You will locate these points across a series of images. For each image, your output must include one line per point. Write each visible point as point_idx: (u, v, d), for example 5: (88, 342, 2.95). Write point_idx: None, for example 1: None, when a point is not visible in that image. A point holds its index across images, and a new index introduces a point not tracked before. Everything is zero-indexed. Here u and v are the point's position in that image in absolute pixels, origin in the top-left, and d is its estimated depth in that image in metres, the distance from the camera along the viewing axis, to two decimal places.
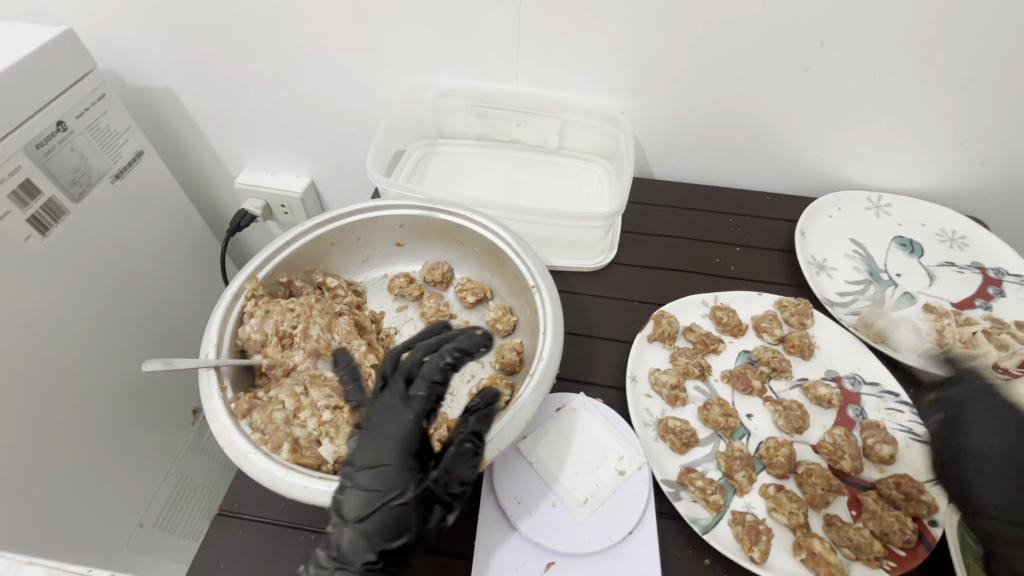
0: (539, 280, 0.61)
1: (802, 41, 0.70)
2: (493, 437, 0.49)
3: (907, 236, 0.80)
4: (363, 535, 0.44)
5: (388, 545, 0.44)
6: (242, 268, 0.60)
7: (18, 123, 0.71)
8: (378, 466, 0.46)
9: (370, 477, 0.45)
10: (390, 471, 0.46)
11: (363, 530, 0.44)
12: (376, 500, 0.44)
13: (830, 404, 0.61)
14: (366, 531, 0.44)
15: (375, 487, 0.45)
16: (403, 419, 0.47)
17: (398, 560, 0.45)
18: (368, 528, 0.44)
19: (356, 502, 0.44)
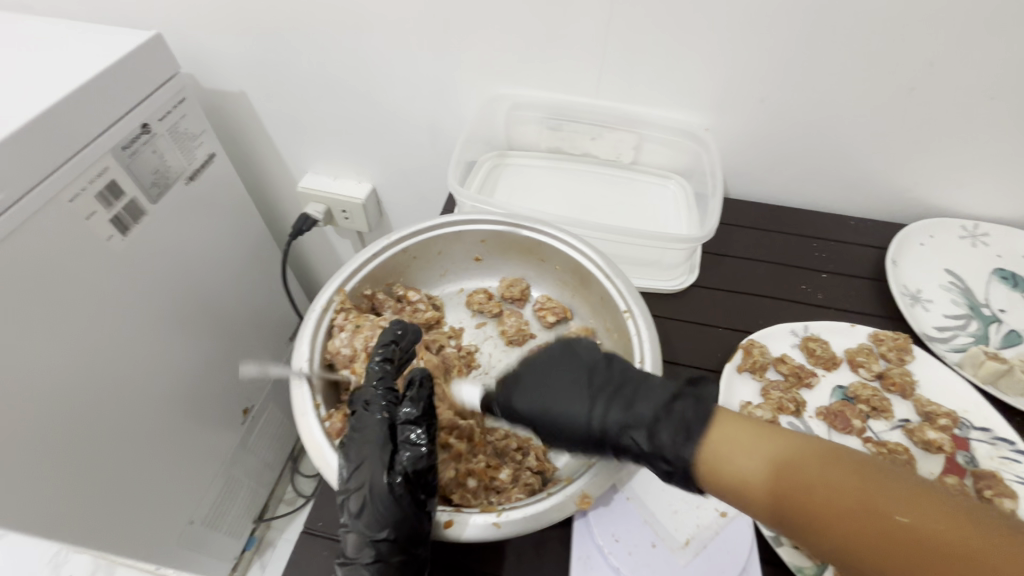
0: (631, 304, 0.59)
1: (909, 60, 0.66)
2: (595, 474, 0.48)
3: (1009, 269, 0.75)
4: (359, 529, 0.45)
5: (382, 535, 0.44)
6: (330, 280, 0.60)
7: (108, 125, 0.71)
8: (362, 466, 0.46)
9: (359, 478, 0.46)
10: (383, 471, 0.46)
11: (362, 527, 0.45)
12: (371, 500, 0.45)
13: (941, 449, 0.57)
14: (363, 528, 0.45)
15: (364, 485, 0.45)
16: (371, 419, 0.49)
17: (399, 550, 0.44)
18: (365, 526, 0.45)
19: (354, 505, 0.45)
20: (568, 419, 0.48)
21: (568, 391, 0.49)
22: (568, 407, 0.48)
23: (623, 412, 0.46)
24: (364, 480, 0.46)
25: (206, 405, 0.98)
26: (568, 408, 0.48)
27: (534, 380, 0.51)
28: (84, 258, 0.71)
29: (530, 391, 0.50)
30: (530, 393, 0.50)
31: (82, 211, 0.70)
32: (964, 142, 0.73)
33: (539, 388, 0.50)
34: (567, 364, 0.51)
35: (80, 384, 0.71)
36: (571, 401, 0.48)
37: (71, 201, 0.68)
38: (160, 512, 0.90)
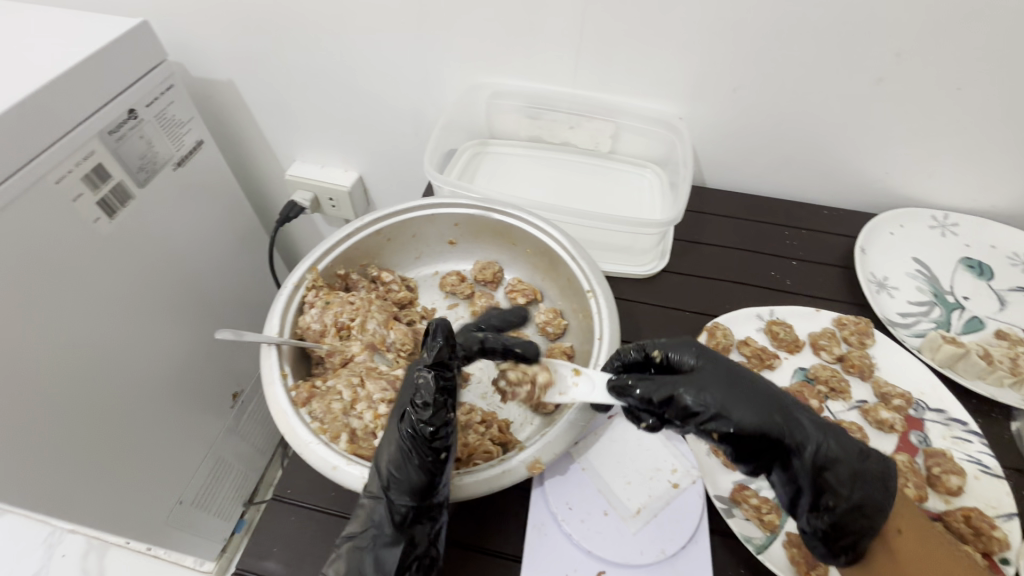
0: (595, 284, 0.61)
1: (875, 51, 0.67)
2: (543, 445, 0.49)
3: (976, 258, 0.76)
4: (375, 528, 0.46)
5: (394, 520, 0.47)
6: (304, 259, 0.62)
7: (93, 110, 0.73)
8: (393, 450, 0.47)
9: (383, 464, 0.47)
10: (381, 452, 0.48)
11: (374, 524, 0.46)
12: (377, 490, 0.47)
13: (893, 429, 0.59)
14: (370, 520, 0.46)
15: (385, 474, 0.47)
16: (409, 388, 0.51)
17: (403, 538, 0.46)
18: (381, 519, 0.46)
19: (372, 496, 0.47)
20: (751, 421, 0.45)
21: (752, 393, 0.47)
22: (756, 412, 0.45)
23: (800, 428, 0.46)
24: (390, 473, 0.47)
25: (194, 387, 1.00)
26: (757, 410, 0.46)
27: (715, 370, 0.48)
28: (71, 240, 0.73)
29: (712, 378, 0.47)
30: (710, 380, 0.47)
31: (69, 192, 0.72)
32: (933, 133, 0.74)
33: (721, 377, 0.47)
34: (714, 373, 0.48)
35: (69, 363, 0.73)
36: (755, 405, 0.46)
37: (58, 183, 0.70)
38: (151, 490, 0.92)
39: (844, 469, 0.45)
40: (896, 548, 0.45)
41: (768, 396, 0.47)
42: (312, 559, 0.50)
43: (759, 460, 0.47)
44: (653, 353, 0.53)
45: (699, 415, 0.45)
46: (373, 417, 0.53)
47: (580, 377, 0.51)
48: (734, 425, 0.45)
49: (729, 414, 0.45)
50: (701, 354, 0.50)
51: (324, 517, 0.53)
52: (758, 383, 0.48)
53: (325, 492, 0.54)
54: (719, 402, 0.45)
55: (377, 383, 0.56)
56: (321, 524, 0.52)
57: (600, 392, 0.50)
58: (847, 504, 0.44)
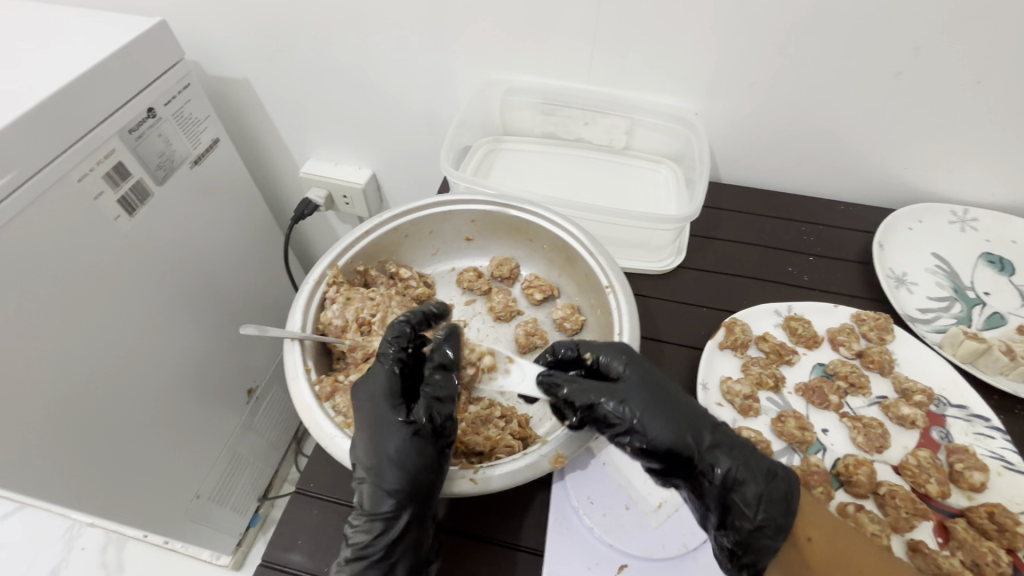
0: (613, 280, 0.61)
1: (894, 45, 0.67)
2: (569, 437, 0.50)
3: (996, 253, 0.75)
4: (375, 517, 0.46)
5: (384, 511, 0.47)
6: (324, 255, 0.63)
7: (113, 109, 0.74)
8: (383, 440, 0.48)
9: (373, 455, 0.47)
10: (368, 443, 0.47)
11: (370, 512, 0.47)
12: (372, 480, 0.47)
13: (914, 424, 0.59)
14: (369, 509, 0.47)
15: (381, 463, 0.47)
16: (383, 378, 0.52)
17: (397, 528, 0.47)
18: (384, 508, 0.47)
19: (368, 486, 0.47)
20: (662, 437, 0.47)
21: (666, 411, 0.48)
22: (666, 428, 0.47)
23: (711, 447, 0.47)
24: (387, 463, 0.47)
25: (210, 383, 1.01)
26: (673, 427, 0.47)
27: (636, 384, 0.49)
28: (92, 238, 0.74)
29: (635, 393, 0.48)
30: (631, 394, 0.48)
31: (90, 190, 0.73)
32: (953, 128, 0.73)
33: (640, 392, 0.49)
34: (635, 385, 0.49)
35: (91, 358, 0.74)
36: (667, 422, 0.47)
37: (80, 181, 0.71)
38: (170, 484, 0.93)
39: (749, 493, 0.45)
40: (802, 525, 0.48)
41: (682, 415, 0.48)
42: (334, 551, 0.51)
43: (669, 473, 0.48)
44: (586, 355, 0.54)
45: (614, 424, 0.48)
46: None
47: (512, 367, 0.56)
48: (644, 437, 0.47)
49: (641, 429, 0.47)
50: (630, 365, 0.51)
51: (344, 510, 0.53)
52: (676, 402, 0.49)
53: (347, 485, 0.55)
54: (631, 415, 0.48)
55: None
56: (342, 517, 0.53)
57: (527, 384, 0.55)
58: (752, 525, 0.45)
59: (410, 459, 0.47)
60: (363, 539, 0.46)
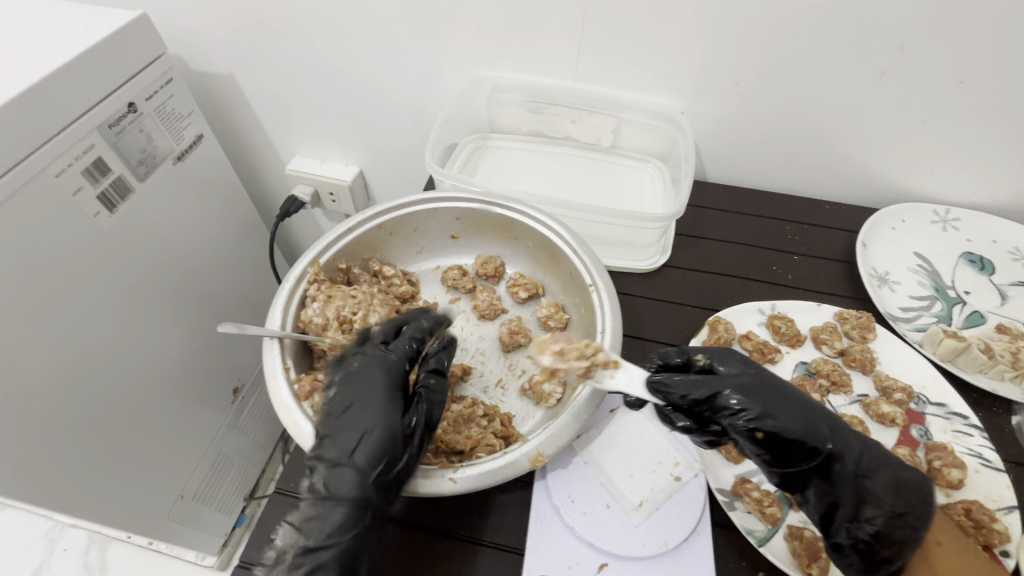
0: (597, 278, 0.61)
1: (877, 45, 0.67)
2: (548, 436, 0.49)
3: (977, 253, 0.76)
4: (324, 514, 0.44)
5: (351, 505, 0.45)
6: (306, 253, 0.62)
7: (92, 103, 0.73)
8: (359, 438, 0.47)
9: (343, 450, 0.46)
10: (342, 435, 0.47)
11: (325, 507, 0.45)
12: (338, 473, 0.46)
13: (894, 422, 0.59)
14: (321, 508, 0.45)
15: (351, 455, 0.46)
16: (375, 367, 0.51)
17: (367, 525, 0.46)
18: (339, 505, 0.45)
19: (329, 479, 0.46)
20: (792, 426, 0.46)
21: (794, 400, 0.47)
22: (795, 417, 0.46)
23: (840, 436, 0.47)
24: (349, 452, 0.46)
25: (194, 382, 1.00)
26: (802, 420, 0.46)
27: (756, 377, 0.49)
28: (70, 235, 0.73)
29: (758, 384, 0.48)
30: (755, 387, 0.48)
31: (68, 187, 0.72)
32: (935, 129, 0.74)
33: (760, 385, 0.48)
34: (752, 380, 0.48)
35: (68, 357, 0.73)
36: (795, 411, 0.47)
37: (58, 176, 0.70)
38: (152, 484, 0.92)
39: (876, 480, 0.47)
40: (934, 555, 0.48)
41: (807, 405, 0.48)
42: None
43: (804, 469, 0.48)
44: (698, 358, 0.53)
45: (738, 417, 0.46)
46: None
47: (619, 370, 0.50)
48: (780, 430, 0.46)
49: (770, 418, 0.46)
50: (744, 363, 0.51)
51: None
52: (796, 392, 0.49)
53: None
54: (760, 406, 0.46)
55: None
56: None
57: (637, 386, 0.49)
58: (890, 513, 0.46)
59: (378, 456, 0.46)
60: (308, 535, 0.44)
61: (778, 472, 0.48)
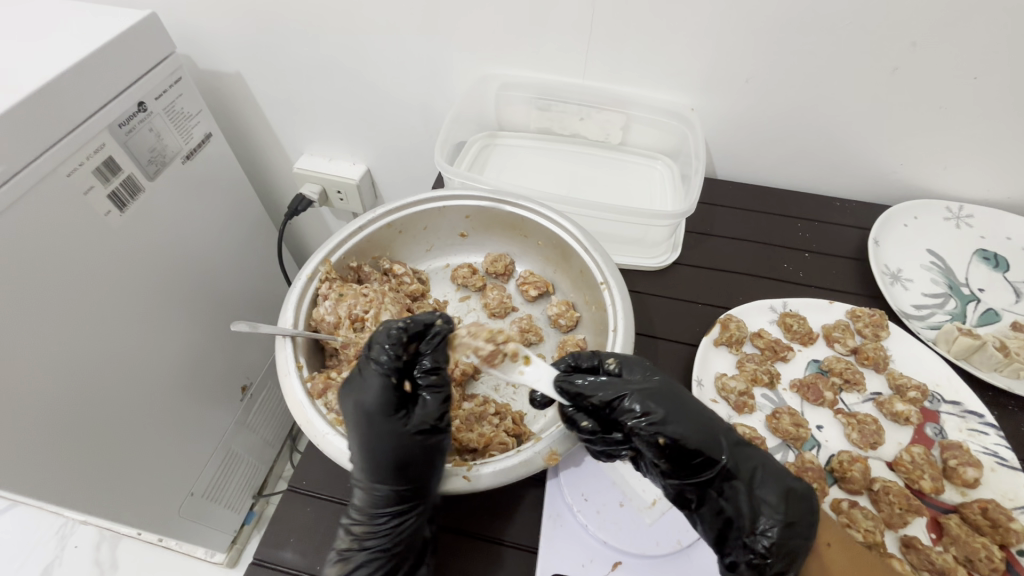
0: (608, 276, 0.60)
1: (891, 41, 0.66)
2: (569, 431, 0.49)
3: (991, 250, 0.75)
4: (363, 523, 0.48)
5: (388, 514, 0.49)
6: (317, 251, 0.62)
7: (103, 102, 0.73)
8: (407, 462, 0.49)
9: (365, 472, 0.48)
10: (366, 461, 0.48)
11: (362, 520, 0.48)
12: (369, 492, 0.49)
13: (908, 421, 0.59)
14: (362, 519, 0.48)
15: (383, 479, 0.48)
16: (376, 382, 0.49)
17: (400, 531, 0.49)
18: (378, 515, 0.48)
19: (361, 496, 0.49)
20: (683, 432, 0.47)
21: (693, 409, 0.48)
22: (690, 425, 0.47)
23: (736, 447, 0.48)
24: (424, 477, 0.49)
25: (204, 380, 1.00)
26: (699, 428, 0.47)
27: (662, 386, 0.49)
28: (83, 234, 0.73)
29: (657, 392, 0.48)
30: (653, 394, 0.48)
31: (80, 185, 0.72)
32: (949, 125, 0.73)
33: (664, 392, 0.48)
34: (658, 386, 0.49)
35: (81, 356, 0.73)
36: (688, 420, 0.47)
37: (69, 176, 0.70)
38: (162, 482, 0.93)
39: (767, 493, 0.46)
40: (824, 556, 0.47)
41: (704, 415, 0.48)
42: (325, 549, 0.51)
43: (686, 477, 0.47)
44: (608, 362, 0.52)
45: (640, 420, 0.47)
46: None
47: (528, 365, 0.51)
48: (667, 438, 0.46)
49: (669, 425, 0.47)
50: (647, 370, 0.51)
51: (337, 507, 0.53)
52: (696, 403, 0.49)
53: (341, 482, 0.55)
54: (657, 414, 0.47)
55: None
56: (334, 514, 0.53)
57: (544, 385, 0.51)
58: (781, 525, 0.45)
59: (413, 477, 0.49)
60: (358, 538, 0.48)
61: (674, 483, 0.48)
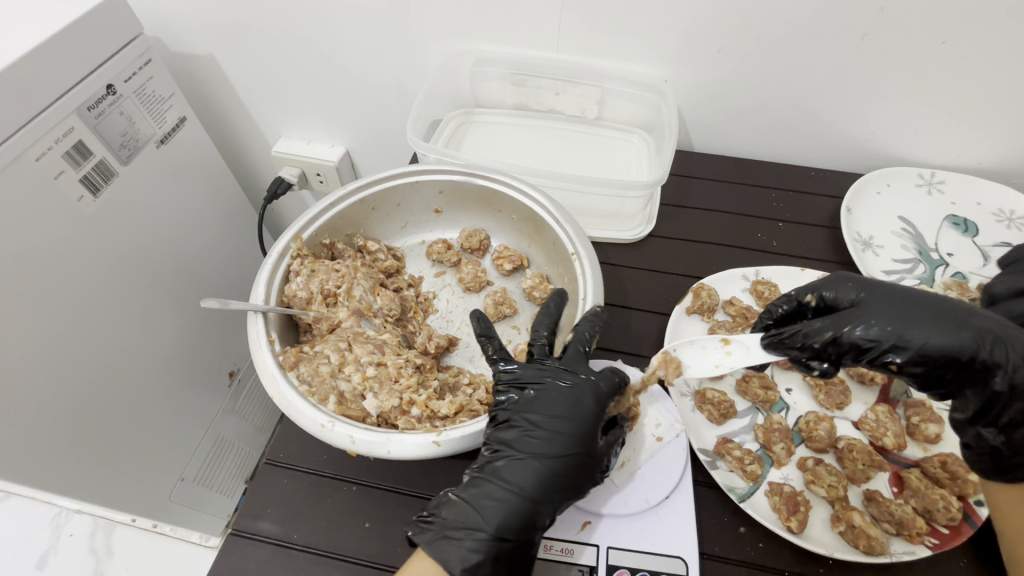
0: (579, 247, 0.61)
1: (859, 8, 0.66)
2: (526, 405, 0.50)
3: (962, 215, 0.76)
4: (476, 510, 0.46)
5: (481, 501, 0.47)
6: (288, 228, 0.62)
7: (70, 85, 0.72)
8: (543, 438, 0.49)
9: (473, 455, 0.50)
10: (495, 431, 0.50)
11: (464, 509, 0.46)
12: (490, 483, 0.47)
13: (873, 381, 0.61)
14: (476, 503, 0.47)
15: (515, 455, 0.48)
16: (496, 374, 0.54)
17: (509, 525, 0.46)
18: (511, 501, 0.46)
19: (496, 487, 0.47)
20: (937, 341, 0.46)
21: (941, 312, 0.47)
22: (938, 330, 0.46)
23: (1000, 341, 0.46)
24: (546, 452, 0.48)
25: (189, 367, 1.00)
26: (947, 334, 0.46)
27: (881, 299, 0.49)
28: (57, 220, 0.72)
29: (890, 309, 0.48)
30: (885, 313, 0.48)
31: (50, 169, 0.71)
32: (918, 92, 0.73)
33: (890, 307, 0.48)
34: (896, 304, 0.48)
35: (60, 343, 0.73)
36: (937, 325, 0.47)
37: (38, 160, 0.69)
38: (154, 468, 0.93)
39: None
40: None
41: (962, 314, 0.47)
42: (303, 519, 0.52)
43: (963, 379, 0.47)
44: (809, 299, 0.55)
45: (872, 346, 0.47)
46: (361, 380, 0.54)
47: (731, 346, 0.54)
48: (915, 349, 0.47)
49: (906, 342, 0.47)
50: (866, 286, 0.51)
51: (314, 478, 0.55)
52: (949, 302, 0.48)
53: (319, 455, 0.56)
54: (894, 334, 0.47)
55: (364, 347, 0.57)
56: (312, 486, 0.54)
57: (757, 355, 0.53)
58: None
59: (543, 457, 0.48)
60: (468, 519, 0.46)
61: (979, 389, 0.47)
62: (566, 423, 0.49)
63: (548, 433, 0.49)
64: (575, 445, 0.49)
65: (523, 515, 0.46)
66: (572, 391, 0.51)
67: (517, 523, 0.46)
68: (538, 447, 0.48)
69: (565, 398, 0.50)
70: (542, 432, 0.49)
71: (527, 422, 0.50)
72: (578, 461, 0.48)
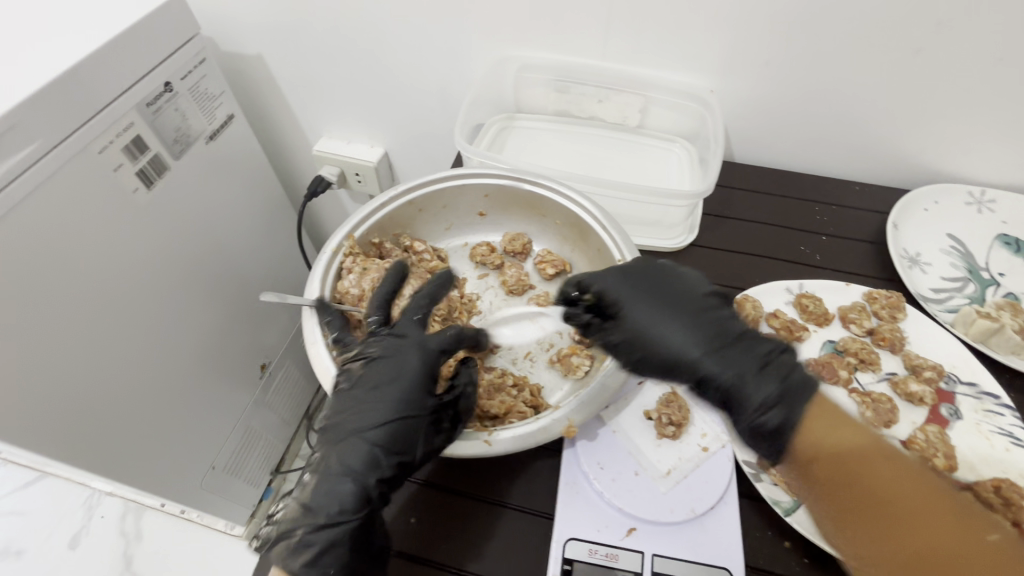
0: (626, 254, 0.61)
1: (915, 21, 0.65)
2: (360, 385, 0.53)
3: (1013, 235, 0.75)
4: (319, 498, 0.50)
5: (334, 492, 0.50)
6: (341, 226, 0.64)
7: (133, 81, 0.75)
8: (362, 414, 0.52)
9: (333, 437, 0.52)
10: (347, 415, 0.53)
11: (315, 495, 0.50)
12: (323, 470, 0.50)
13: (922, 401, 0.60)
14: (322, 490, 0.50)
15: (343, 439, 0.51)
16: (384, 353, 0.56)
17: (347, 512, 0.49)
18: (341, 485, 0.50)
19: (325, 474, 0.50)
20: (673, 342, 0.51)
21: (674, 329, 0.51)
22: (670, 345, 0.51)
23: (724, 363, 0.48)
24: (369, 430, 0.51)
25: (223, 359, 1.02)
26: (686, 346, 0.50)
27: (632, 312, 0.53)
28: (118, 214, 0.75)
29: (634, 320, 0.52)
30: (631, 325, 0.52)
31: (111, 162, 0.74)
32: (972, 108, 0.72)
33: (636, 319, 0.53)
34: (653, 314, 0.52)
35: (110, 330, 0.76)
36: (674, 340, 0.51)
37: (100, 152, 0.72)
38: (187, 456, 0.95)
39: None
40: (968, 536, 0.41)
41: (701, 330, 0.50)
42: None
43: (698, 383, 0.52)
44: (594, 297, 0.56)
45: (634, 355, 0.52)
46: None
47: None
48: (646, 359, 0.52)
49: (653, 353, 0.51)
50: (627, 293, 0.54)
51: None
52: (687, 313, 0.51)
53: None
54: (637, 346, 0.52)
55: None
56: None
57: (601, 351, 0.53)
58: None
59: (365, 440, 0.51)
60: (308, 511, 0.49)
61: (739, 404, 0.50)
62: (375, 400, 0.52)
63: (365, 411, 0.52)
64: (393, 417, 0.52)
65: (353, 498, 0.49)
66: (400, 360, 0.54)
67: (349, 506, 0.49)
68: (351, 428, 0.51)
69: (381, 372, 0.53)
70: (356, 412, 0.52)
71: (353, 402, 0.52)
72: (392, 437, 0.51)
